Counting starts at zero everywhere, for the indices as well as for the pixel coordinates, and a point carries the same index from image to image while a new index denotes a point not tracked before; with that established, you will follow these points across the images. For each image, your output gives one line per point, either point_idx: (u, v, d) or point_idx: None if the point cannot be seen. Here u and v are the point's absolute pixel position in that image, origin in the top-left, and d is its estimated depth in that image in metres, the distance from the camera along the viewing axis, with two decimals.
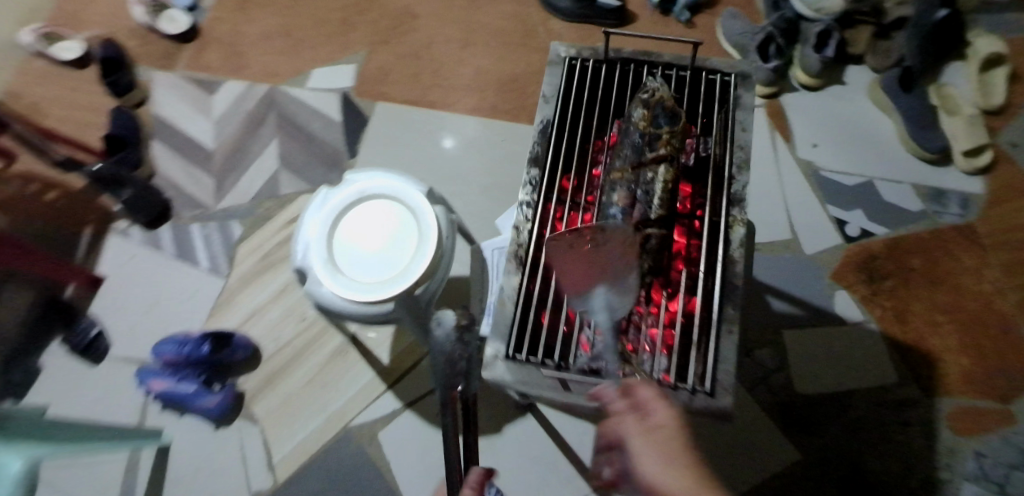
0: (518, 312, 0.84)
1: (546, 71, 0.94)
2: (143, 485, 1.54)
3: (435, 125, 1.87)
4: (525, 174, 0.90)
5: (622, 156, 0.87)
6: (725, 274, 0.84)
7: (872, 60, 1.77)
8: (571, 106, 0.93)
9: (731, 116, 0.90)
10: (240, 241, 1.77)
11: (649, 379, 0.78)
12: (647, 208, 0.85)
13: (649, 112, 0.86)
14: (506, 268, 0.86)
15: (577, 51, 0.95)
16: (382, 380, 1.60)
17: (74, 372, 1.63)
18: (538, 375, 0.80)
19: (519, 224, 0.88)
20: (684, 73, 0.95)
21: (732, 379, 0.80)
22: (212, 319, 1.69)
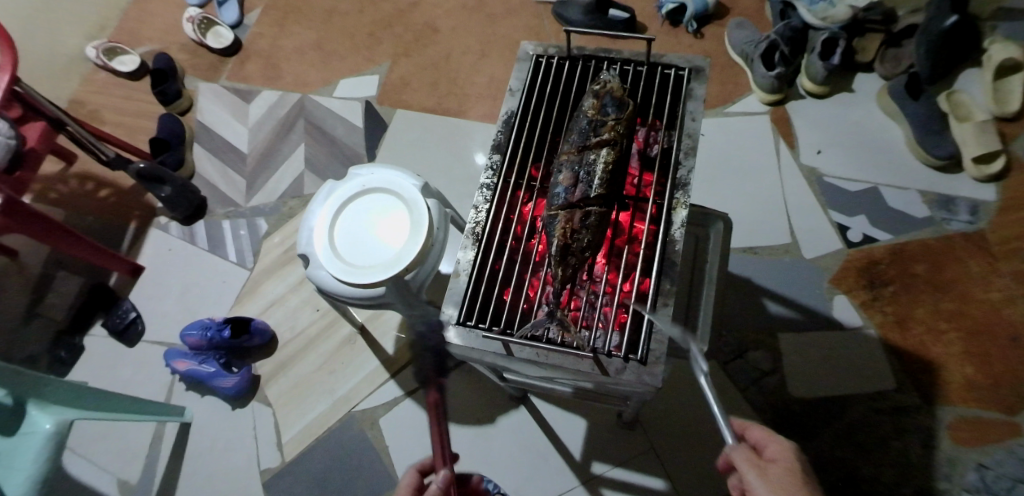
0: (471, 284, 0.89)
1: (514, 67, 1.02)
2: (165, 458, 1.67)
3: (450, 130, 1.97)
4: (487, 159, 0.97)
5: (571, 140, 0.92)
6: (664, 253, 0.87)
7: (882, 68, 1.76)
8: (533, 98, 0.99)
9: (681, 107, 0.94)
10: (267, 236, 1.91)
11: (583, 348, 0.82)
12: (588, 186, 0.88)
13: (598, 101, 0.92)
14: (461, 243, 0.91)
15: (543, 49, 1.02)
16: (386, 368, 1.69)
17: (111, 352, 1.79)
18: (482, 340, 0.85)
19: (477, 204, 0.94)
20: (641, 68, 0.99)
21: (665, 350, 0.83)
22: (237, 307, 1.83)
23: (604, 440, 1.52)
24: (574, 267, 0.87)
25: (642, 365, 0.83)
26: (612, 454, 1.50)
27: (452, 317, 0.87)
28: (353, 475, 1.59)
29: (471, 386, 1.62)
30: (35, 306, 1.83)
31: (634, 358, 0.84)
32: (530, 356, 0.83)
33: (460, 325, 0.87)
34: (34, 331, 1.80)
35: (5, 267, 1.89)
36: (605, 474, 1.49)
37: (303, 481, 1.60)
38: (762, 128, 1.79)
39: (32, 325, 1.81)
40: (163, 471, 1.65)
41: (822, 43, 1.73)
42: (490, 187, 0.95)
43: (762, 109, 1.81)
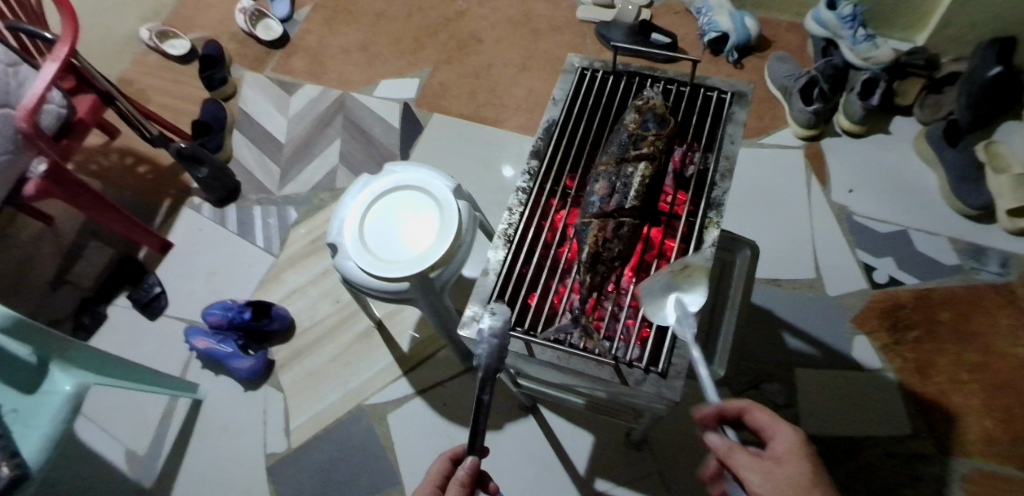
0: (499, 284, 0.91)
1: (559, 78, 1.04)
2: (175, 434, 1.69)
3: (483, 138, 2.00)
4: (525, 164, 0.99)
5: (610, 152, 0.94)
6: (692, 270, 0.88)
7: (920, 113, 1.76)
8: (574, 108, 1.01)
9: (720, 129, 0.96)
10: (295, 225, 1.95)
11: (603, 355, 0.84)
12: (624, 198, 0.90)
13: (640, 116, 0.94)
14: (493, 242, 0.93)
15: (589, 62, 1.05)
16: (400, 365, 1.70)
17: (133, 324, 1.82)
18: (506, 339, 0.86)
19: (512, 206, 0.96)
20: (684, 88, 1.01)
21: (686, 365, 0.84)
22: (259, 291, 1.86)
23: (610, 457, 1.52)
24: (603, 275, 0.88)
25: (662, 378, 0.83)
26: (618, 473, 1.49)
27: (478, 314, 0.88)
28: (357, 467, 1.60)
29: None
30: (66, 272, 1.88)
31: (655, 371, 0.84)
32: (552, 358, 0.84)
33: (484, 322, 0.88)
34: (62, 297, 1.85)
35: (41, 233, 1.95)
36: (609, 492, 1.48)
37: (308, 468, 1.61)
38: (795, 162, 1.79)
39: (61, 290, 1.85)
40: (172, 446, 1.67)
41: (862, 83, 1.73)
42: (526, 191, 0.97)
43: (797, 143, 1.81)
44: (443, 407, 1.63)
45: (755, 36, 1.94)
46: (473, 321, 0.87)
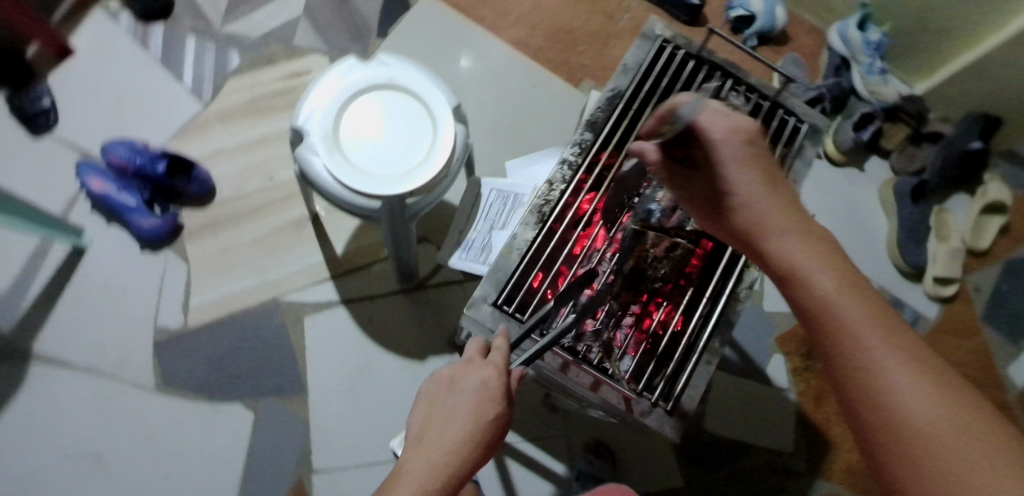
0: (519, 265, 1.01)
1: (637, 43, 1.10)
2: (47, 277, 1.46)
3: (475, 41, 1.77)
4: (579, 135, 1.07)
5: None
6: (724, 308, 1.00)
7: (895, 159, 1.81)
8: (644, 82, 1.08)
9: (789, 161, 1.06)
10: (235, 74, 1.65)
11: (609, 374, 0.95)
12: (684, 217, 1.04)
13: None
14: (526, 220, 1.02)
15: (671, 35, 1.10)
16: (328, 267, 1.55)
17: (12, 137, 1.51)
18: (514, 329, 0.96)
19: (554, 181, 1.05)
20: (763, 101, 1.10)
21: (693, 403, 0.95)
22: (177, 140, 1.58)
23: (524, 412, 1.52)
24: (637, 292, 1.01)
25: (666, 414, 0.95)
26: (529, 430, 1.51)
27: (488, 294, 0.99)
28: (257, 365, 1.47)
29: (413, 318, 1.53)
30: None
31: (663, 405, 0.95)
32: (559, 362, 0.96)
33: (494, 306, 0.98)
34: None
35: None
36: (514, 445, 1.50)
37: (202, 354, 1.46)
38: None
39: None
40: (41, 290, 1.45)
41: (859, 115, 1.74)
42: (573, 166, 1.06)
43: None
44: (367, 324, 1.52)
45: (779, 27, 1.86)
46: (480, 302, 0.98)
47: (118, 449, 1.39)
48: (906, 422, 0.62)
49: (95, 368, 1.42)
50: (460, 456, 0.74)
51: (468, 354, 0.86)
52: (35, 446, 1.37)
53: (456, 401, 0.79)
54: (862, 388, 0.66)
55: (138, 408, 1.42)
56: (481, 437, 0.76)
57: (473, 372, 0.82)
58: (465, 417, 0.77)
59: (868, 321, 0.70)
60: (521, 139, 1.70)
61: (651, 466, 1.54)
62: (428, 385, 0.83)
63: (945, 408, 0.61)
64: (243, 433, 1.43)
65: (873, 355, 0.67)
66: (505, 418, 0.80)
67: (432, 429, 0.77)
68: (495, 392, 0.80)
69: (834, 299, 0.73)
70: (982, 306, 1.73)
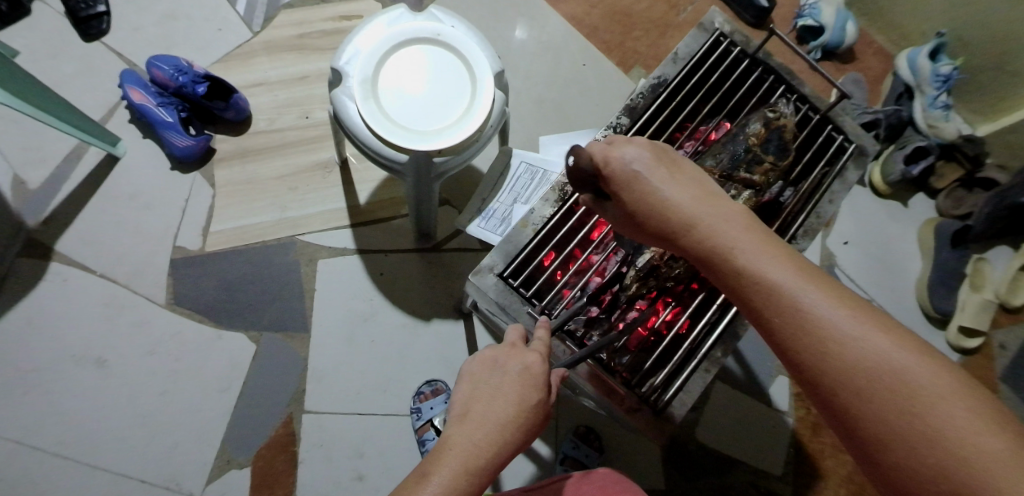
0: (532, 240, 1.00)
1: (693, 32, 1.05)
2: (78, 179, 1.49)
3: (533, 11, 1.74)
4: (615, 119, 1.02)
5: (720, 160, 0.98)
6: (734, 320, 0.96)
7: (942, 200, 1.74)
8: (692, 75, 1.04)
9: (828, 180, 1.02)
10: (286, 7, 1.64)
11: (604, 369, 0.95)
12: None
13: (763, 132, 0.98)
14: (546, 197, 1.01)
15: (730, 30, 1.06)
16: (349, 215, 1.55)
17: (63, 37, 1.53)
18: (516, 303, 0.96)
19: None
20: (812, 115, 1.05)
21: (683, 409, 0.93)
22: (221, 64, 1.59)
23: None
24: (647, 288, 0.97)
25: (654, 415, 0.93)
26: None
27: (495, 264, 0.98)
28: (267, 297, 1.50)
29: (424, 280, 1.53)
30: None
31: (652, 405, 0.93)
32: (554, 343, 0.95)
33: (500, 278, 0.97)
34: None
35: None
36: None
37: (215, 278, 1.49)
38: None
39: None
40: (70, 192, 1.48)
41: (913, 147, 1.66)
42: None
43: None
44: (379, 277, 1.53)
45: (846, 45, 1.78)
46: (487, 271, 0.98)
47: (122, 357, 1.43)
48: (878, 390, 0.56)
49: (111, 277, 1.46)
50: (503, 439, 0.70)
51: (510, 340, 0.81)
52: (45, 340, 1.41)
53: (500, 382, 0.74)
54: (812, 358, 0.59)
55: (146, 321, 1.45)
56: (525, 422, 0.72)
57: (517, 356, 0.77)
58: (508, 400, 0.72)
59: (800, 285, 0.62)
60: (561, 116, 1.67)
61: (635, 465, 1.53)
62: (468, 363, 0.78)
63: (912, 359, 0.56)
64: (242, 361, 1.46)
65: (821, 325, 0.59)
66: (547, 406, 0.75)
67: (476, 407, 0.72)
68: (540, 377, 0.75)
69: (772, 279, 0.63)
70: (1004, 365, 1.66)
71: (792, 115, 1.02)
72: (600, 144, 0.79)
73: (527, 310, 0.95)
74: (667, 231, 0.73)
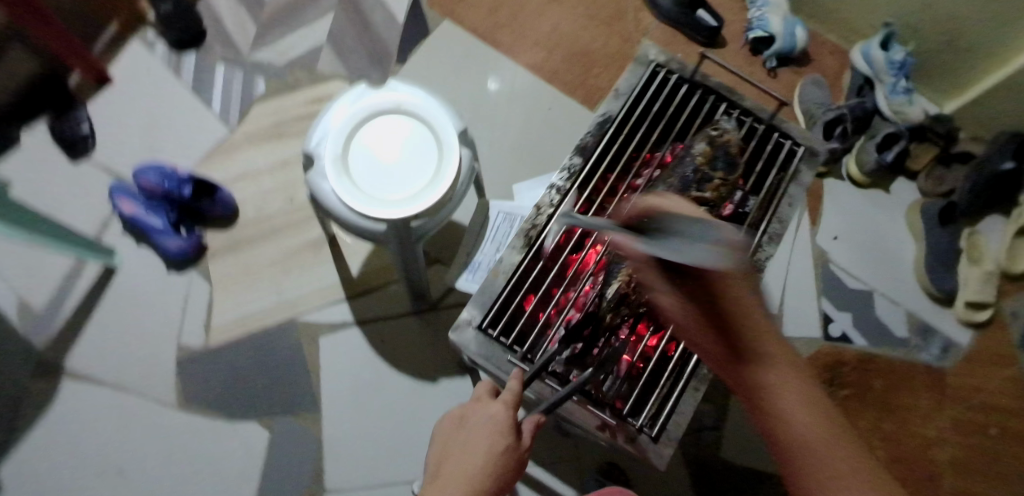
0: (505, 289, 1.02)
1: (630, 67, 1.10)
2: (80, 295, 1.54)
3: (495, 65, 1.80)
4: (568, 160, 1.07)
5: (672, 183, 1.00)
6: None
7: (923, 182, 1.75)
8: (635, 107, 1.08)
9: (784, 185, 1.05)
10: (260, 100, 1.72)
11: (594, 405, 0.96)
12: None
13: (710, 150, 1.01)
14: (512, 245, 1.03)
15: (665, 60, 1.11)
16: (344, 288, 1.58)
17: (53, 162, 1.61)
18: (498, 353, 0.98)
19: (542, 207, 1.05)
20: (758, 125, 1.09)
21: (677, 432, 0.95)
22: (205, 164, 1.66)
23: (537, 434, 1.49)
24: (623, 317, 0.99)
25: (651, 441, 0.95)
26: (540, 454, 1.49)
27: (473, 318, 1.00)
28: (275, 381, 1.52)
29: (425, 340, 1.55)
30: None
31: (647, 432, 0.95)
32: (541, 387, 0.96)
33: (479, 330, 0.99)
34: None
35: None
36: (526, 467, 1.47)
37: (223, 369, 1.51)
38: None
39: None
40: (73, 308, 1.52)
41: (883, 135, 1.69)
42: (561, 191, 1.06)
43: None
44: (382, 344, 1.55)
45: (799, 49, 1.83)
46: (466, 325, 0.99)
47: (140, 462, 1.44)
48: (808, 469, 0.69)
49: (121, 384, 1.48)
50: (476, 489, 0.70)
51: (479, 394, 0.83)
52: (63, 457, 1.43)
53: (467, 437, 0.76)
54: (769, 428, 0.73)
55: (159, 422, 1.47)
56: (497, 469, 0.73)
57: (482, 409, 0.79)
58: (475, 451, 0.74)
59: (772, 370, 0.74)
60: (536, 161, 1.72)
61: (665, 495, 1.50)
62: (440, 424, 0.80)
63: (835, 453, 0.69)
64: (258, 449, 1.46)
65: (776, 408, 0.73)
66: (519, 452, 0.76)
67: (448, 464, 0.73)
68: (506, 425, 0.77)
69: (752, 363, 0.75)
70: (1018, 335, 1.65)
71: (737, 130, 1.06)
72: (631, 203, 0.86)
73: (510, 357, 0.98)
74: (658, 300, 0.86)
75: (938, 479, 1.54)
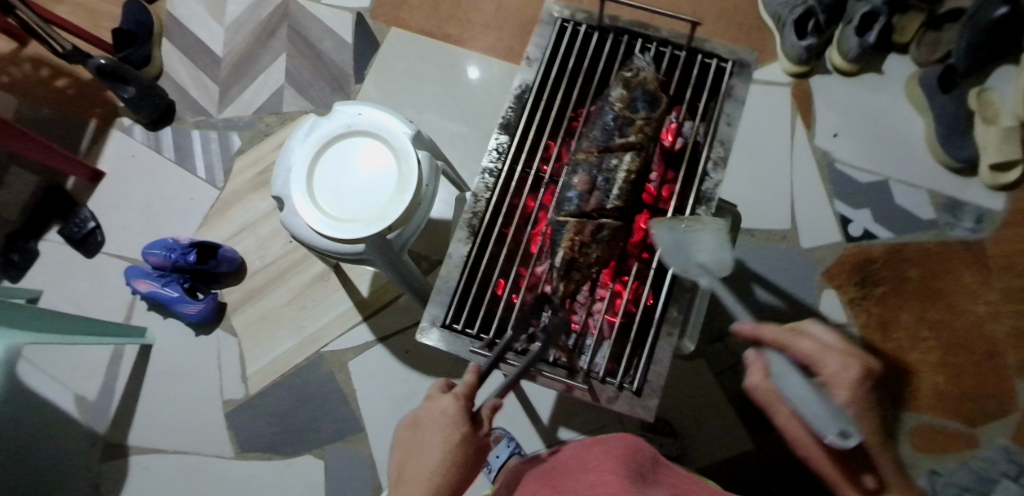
0: (461, 282, 1.00)
1: (537, 30, 1.07)
2: (125, 377, 1.63)
3: (449, 58, 1.79)
4: (494, 140, 1.04)
5: (595, 137, 0.99)
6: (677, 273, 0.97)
7: (917, 53, 1.63)
8: (549, 68, 1.06)
9: (718, 105, 1.02)
10: (239, 154, 1.77)
11: (571, 372, 0.96)
12: (605, 196, 0.97)
13: (628, 93, 0.99)
14: (457, 237, 1.00)
15: (570, 14, 1.08)
16: (359, 310, 1.63)
17: (71, 263, 1.71)
18: (466, 347, 0.97)
19: (479, 192, 1.02)
20: (679, 52, 1.06)
21: (660, 381, 0.95)
22: (205, 228, 1.73)
23: (574, 407, 1.49)
24: (576, 281, 0.98)
25: (636, 394, 0.95)
26: (582, 422, 1.48)
27: (434, 319, 0.98)
28: (318, 414, 1.58)
29: None
30: None
31: (629, 387, 0.96)
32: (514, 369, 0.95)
33: (444, 328, 0.98)
34: None
35: None
36: (571, 441, 1.47)
37: (268, 414, 1.59)
38: (780, 102, 1.67)
39: None
40: (122, 391, 1.62)
41: (860, 17, 1.58)
42: (494, 172, 1.03)
43: (784, 80, 1.69)
44: (407, 355, 1.59)
45: None
46: (430, 328, 0.98)
47: None
48: None
49: (181, 448, 1.58)
50: (438, 484, 0.78)
51: (433, 391, 0.89)
52: None
53: (425, 435, 0.83)
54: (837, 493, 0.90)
55: (224, 475, 1.56)
56: (456, 460, 0.80)
57: (434, 406, 0.86)
58: (434, 448, 0.81)
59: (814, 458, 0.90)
60: None
61: (718, 437, 1.46)
62: (399, 430, 0.87)
63: None
64: (318, 479, 1.54)
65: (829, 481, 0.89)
66: (475, 438, 0.83)
67: (408, 468, 0.80)
68: (458, 416, 0.84)
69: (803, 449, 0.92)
70: None
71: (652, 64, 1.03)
72: (783, 338, 0.94)
73: (475, 346, 0.96)
74: (754, 395, 0.97)
75: (1001, 355, 1.47)
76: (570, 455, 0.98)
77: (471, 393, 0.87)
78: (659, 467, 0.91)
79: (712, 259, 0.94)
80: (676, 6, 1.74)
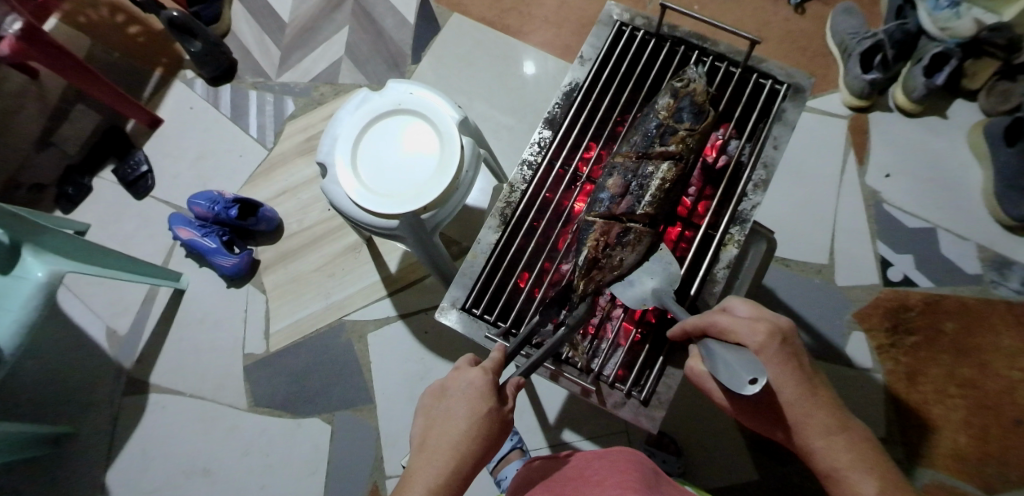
0: (485, 268, 1.03)
1: (594, 31, 1.09)
2: (156, 318, 1.70)
3: (506, 48, 1.80)
4: (538, 134, 1.07)
5: (635, 143, 1.00)
6: (702, 290, 0.98)
7: (985, 100, 1.58)
8: (602, 70, 1.08)
9: (768, 128, 1.02)
10: (290, 119, 1.82)
11: (581, 375, 0.98)
12: (636, 201, 0.96)
13: (675, 102, 0.99)
14: (488, 225, 1.03)
15: (630, 18, 1.09)
16: (385, 285, 1.66)
17: (121, 202, 1.78)
18: (481, 332, 1.00)
19: (516, 182, 1.05)
20: (735, 69, 1.06)
21: (668, 395, 0.96)
22: (248, 186, 1.78)
23: (581, 410, 1.50)
24: (597, 284, 0.95)
25: (642, 404, 0.96)
26: (587, 426, 1.48)
27: (455, 300, 1.02)
28: (333, 381, 1.61)
29: None
30: (52, 134, 1.81)
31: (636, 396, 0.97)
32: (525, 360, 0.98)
33: (463, 310, 1.01)
34: (47, 160, 1.79)
35: (25, 87, 1.84)
36: (574, 443, 1.48)
37: (286, 374, 1.63)
38: (835, 134, 1.63)
39: (45, 153, 1.79)
40: (151, 331, 1.69)
41: (931, 57, 1.53)
42: (533, 165, 1.06)
43: (843, 112, 1.64)
44: (425, 335, 1.61)
45: None
46: (450, 308, 1.02)
47: (222, 463, 1.59)
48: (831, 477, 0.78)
49: (199, 394, 1.63)
50: (461, 453, 0.80)
51: (460, 364, 0.89)
52: (161, 463, 1.60)
53: (450, 406, 0.84)
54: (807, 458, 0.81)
55: (236, 427, 1.61)
56: (480, 434, 0.82)
57: (462, 375, 0.86)
58: (459, 418, 0.82)
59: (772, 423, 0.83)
60: None
61: (723, 463, 1.44)
62: (423, 396, 0.87)
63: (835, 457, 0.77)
64: (324, 442, 1.57)
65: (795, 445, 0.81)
66: (501, 413, 0.84)
67: (432, 435, 0.82)
68: (485, 390, 0.84)
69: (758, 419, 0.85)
70: None
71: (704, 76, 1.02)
72: (697, 320, 0.84)
73: (490, 333, 0.99)
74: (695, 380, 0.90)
75: None
76: (575, 465, 0.97)
77: (498, 368, 0.87)
78: (661, 480, 0.91)
79: (665, 281, 0.96)
80: (739, 25, 1.71)
